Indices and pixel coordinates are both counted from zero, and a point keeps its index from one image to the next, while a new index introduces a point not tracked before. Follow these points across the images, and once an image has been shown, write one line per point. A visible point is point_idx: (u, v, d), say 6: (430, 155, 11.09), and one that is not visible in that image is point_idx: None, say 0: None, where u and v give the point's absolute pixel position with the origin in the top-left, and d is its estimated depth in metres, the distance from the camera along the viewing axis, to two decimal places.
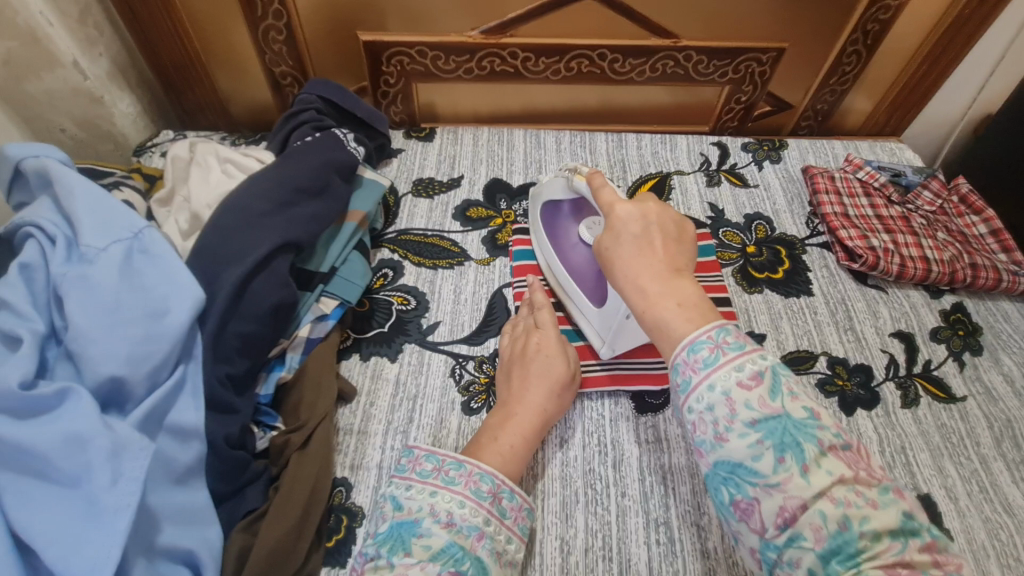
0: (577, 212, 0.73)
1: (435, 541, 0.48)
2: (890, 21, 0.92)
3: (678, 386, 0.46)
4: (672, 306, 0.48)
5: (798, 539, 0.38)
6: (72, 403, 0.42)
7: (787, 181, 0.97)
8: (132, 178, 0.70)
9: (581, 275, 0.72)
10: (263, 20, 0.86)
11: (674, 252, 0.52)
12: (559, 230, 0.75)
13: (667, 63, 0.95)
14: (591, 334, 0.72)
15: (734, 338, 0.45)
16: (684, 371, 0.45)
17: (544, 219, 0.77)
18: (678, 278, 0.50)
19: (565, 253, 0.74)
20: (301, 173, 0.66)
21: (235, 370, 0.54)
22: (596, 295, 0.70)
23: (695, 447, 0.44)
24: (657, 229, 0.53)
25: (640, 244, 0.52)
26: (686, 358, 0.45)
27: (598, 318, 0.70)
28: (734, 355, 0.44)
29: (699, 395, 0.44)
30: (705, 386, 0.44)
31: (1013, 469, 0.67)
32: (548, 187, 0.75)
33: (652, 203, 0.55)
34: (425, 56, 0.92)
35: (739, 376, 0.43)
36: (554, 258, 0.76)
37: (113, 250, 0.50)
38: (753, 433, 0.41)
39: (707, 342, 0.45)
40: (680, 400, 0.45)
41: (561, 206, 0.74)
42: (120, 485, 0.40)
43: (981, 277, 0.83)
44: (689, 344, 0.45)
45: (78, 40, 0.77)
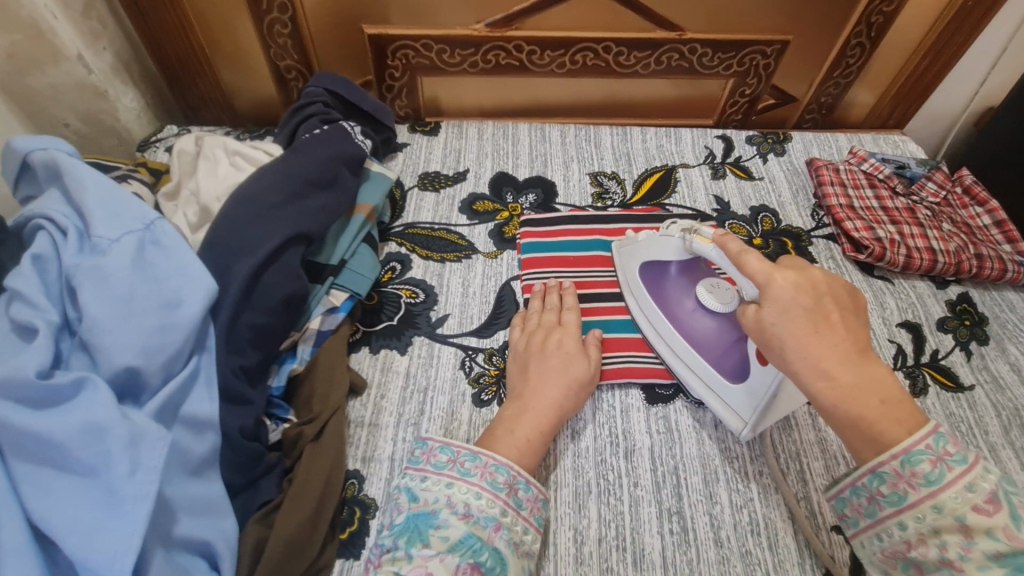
0: (688, 274, 0.69)
1: (452, 533, 0.49)
2: (893, 14, 0.92)
3: (884, 496, 0.46)
4: (875, 403, 0.46)
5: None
6: (88, 393, 0.42)
7: (792, 174, 0.97)
8: (138, 171, 0.70)
9: (706, 345, 0.66)
10: (268, 14, 0.86)
11: (853, 325, 0.49)
12: (669, 295, 0.70)
13: (672, 56, 0.95)
14: (725, 413, 0.64)
15: (954, 449, 0.44)
16: (896, 483, 0.45)
17: (647, 283, 0.72)
18: (869, 362, 0.47)
19: (680, 320, 0.68)
20: (310, 166, 0.66)
21: (247, 362, 0.54)
22: (729, 368, 0.64)
23: (908, 562, 0.45)
24: (830, 300, 0.49)
25: (814, 320, 0.48)
26: (898, 469, 0.44)
27: (735, 394, 0.63)
28: (962, 472, 0.43)
29: (920, 513, 0.44)
30: (928, 503, 0.43)
31: (1022, 457, 0.67)
32: (652, 250, 0.71)
33: (816, 271, 0.51)
34: (431, 49, 0.91)
35: (972, 499, 0.42)
36: (665, 326, 0.70)
37: (125, 241, 0.49)
38: (996, 567, 0.40)
39: (926, 453, 0.44)
40: (887, 513, 0.45)
41: (668, 268, 0.70)
42: (138, 475, 0.40)
43: (987, 267, 0.83)
44: (903, 453, 0.44)
45: (83, 34, 0.77)
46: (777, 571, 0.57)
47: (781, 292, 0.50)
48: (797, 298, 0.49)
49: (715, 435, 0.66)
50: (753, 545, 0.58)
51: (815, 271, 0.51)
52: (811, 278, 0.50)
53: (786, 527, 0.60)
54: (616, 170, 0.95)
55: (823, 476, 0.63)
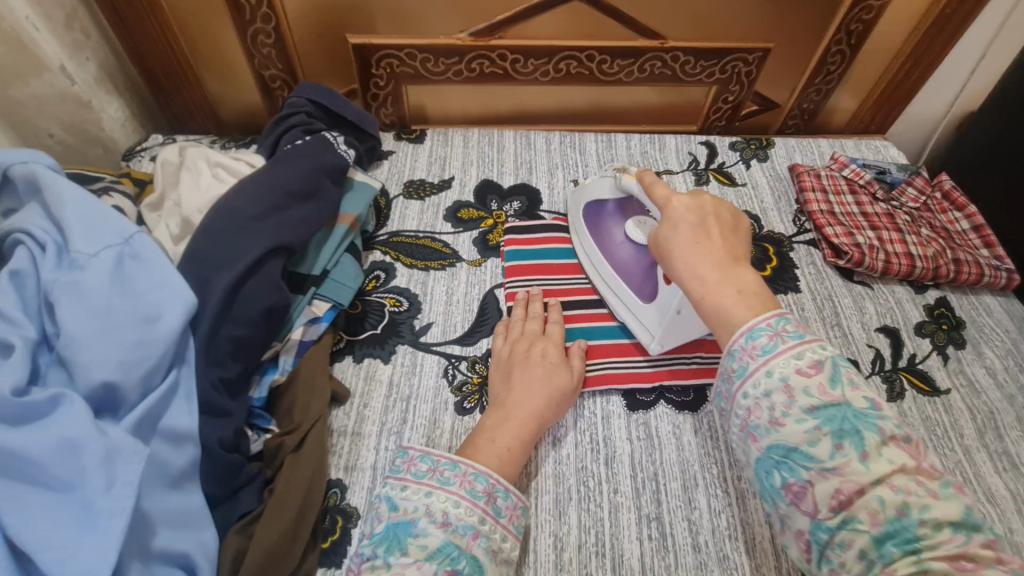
0: (621, 212, 0.76)
1: (430, 541, 0.49)
2: (872, 21, 0.93)
3: (734, 371, 0.48)
4: (732, 293, 0.52)
5: (853, 522, 0.40)
6: (65, 409, 0.42)
7: (774, 180, 0.98)
8: (121, 183, 0.70)
9: (627, 271, 0.74)
10: (252, 23, 0.86)
11: (731, 242, 0.57)
12: (602, 229, 0.77)
13: (655, 64, 0.96)
14: (637, 330, 0.73)
15: (792, 328, 0.48)
16: (741, 357, 0.48)
17: (586, 220, 0.80)
18: (737, 267, 0.54)
19: (610, 252, 0.76)
20: (292, 177, 0.66)
21: (227, 374, 0.54)
22: (645, 290, 0.72)
23: (748, 433, 0.46)
24: (713, 220, 0.58)
25: (697, 233, 0.57)
26: (744, 345, 0.48)
27: (646, 312, 0.71)
28: (794, 344, 0.47)
29: (757, 381, 0.46)
30: (764, 371, 0.46)
31: (996, 460, 0.68)
32: (592, 188, 0.78)
33: (708, 197, 0.59)
34: (415, 59, 0.92)
35: (799, 364, 0.46)
36: (598, 256, 0.78)
37: (104, 255, 0.50)
38: (811, 419, 0.43)
39: (765, 330, 0.48)
40: (735, 386, 0.48)
41: (605, 206, 0.77)
42: (114, 490, 0.41)
43: (965, 272, 0.84)
44: (748, 330, 0.49)
45: (65, 44, 0.77)
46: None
47: (676, 212, 0.59)
48: (685, 214, 0.58)
49: (694, 441, 0.67)
50: (731, 550, 0.59)
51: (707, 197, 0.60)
52: (702, 202, 0.59)
53: (765, 532, 0.61)
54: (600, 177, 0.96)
55: None
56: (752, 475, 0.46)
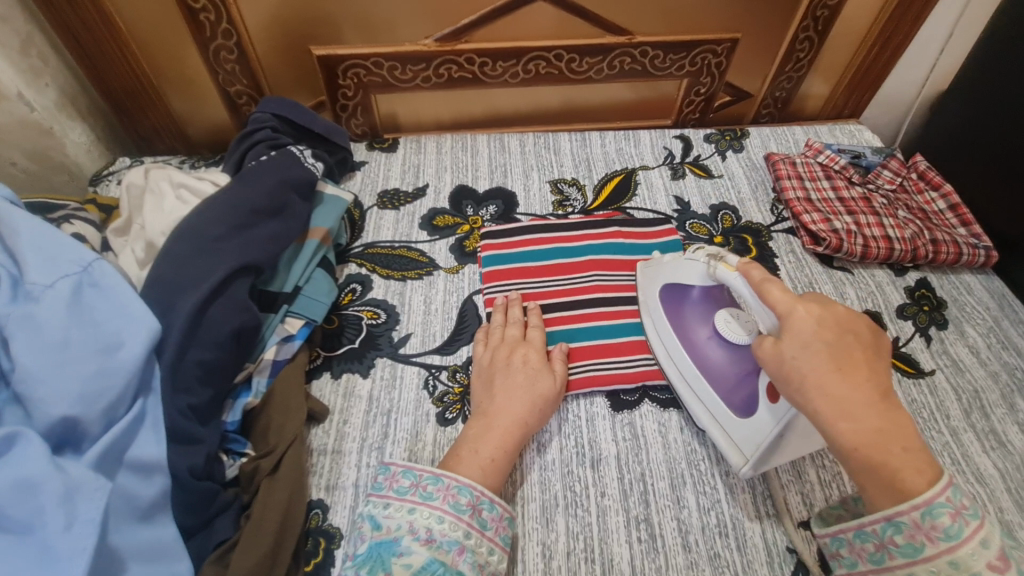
0: (708, 303, 0.68)
1: (415, 559, 0.49)
2: (838, 7, 0.93)
3: (897, 545, 0.46)
4: (898, 450, 0.46)
5: None
6: (22, 448, 0.41)
7: (750, 170, 0.98)
8: (85, 210, 0.68)
9: (717, 373, 0.64)
10: (213, 40, 0.85)
11: (875, 366, 0.50)
12: (688, 318, 0.68)
13: (624, 60, 0.95)
14: (726, 445, 0.62)
15: (969, 502, 0.44)
16: (913, 534, 0.45)
17: (667, 304, 0.71)
18: (889, 406, 0.48)
19: (693, 347, 0.67)
20: (257, 194, 0.65)
21: (197, 400, 0.53)
22: (737, 400, 0.62)
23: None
24: (853, 339, 0.51)
25: (837, 357, 0.49)
26: (918, 521, 0.44)
27: (739, 427, 0.61)
28: (977, 527, 0.43)
29: (935, 566, 0.44)
30: (945, 558, 0.43)
31: (983, 440, 0.68)
32: (679, 270, 0.69)
33: (839, 307, 0.53)
34: (382, 68, 0.91)
35: (987, 556, 0.43)
36: (675, 347, 0.69)
37: (59, 286, 0.48)
38: None
39: (946, 507, 0.44)
40: (898, 561, 0.46)
41: (689, 294, 0.69)
42: (74, 529, 0.40)
43: (943, 252, 0.84)
44: (925, 505, 0.44)
45: (22, 71, 0.75)
46: (746, 572, 0.57)
47: (803, 326, 0.51)
48: (818, 330, 0.51)
49: (680, 438, 0.66)
50: (721, 548, 0.59)
51: (837, 308, 0.53)
52: (834, 312, 0.52)
53: (753, 526, 0.60)
54: (576, 176, 0.95)
55: (789, 472, 0.64)
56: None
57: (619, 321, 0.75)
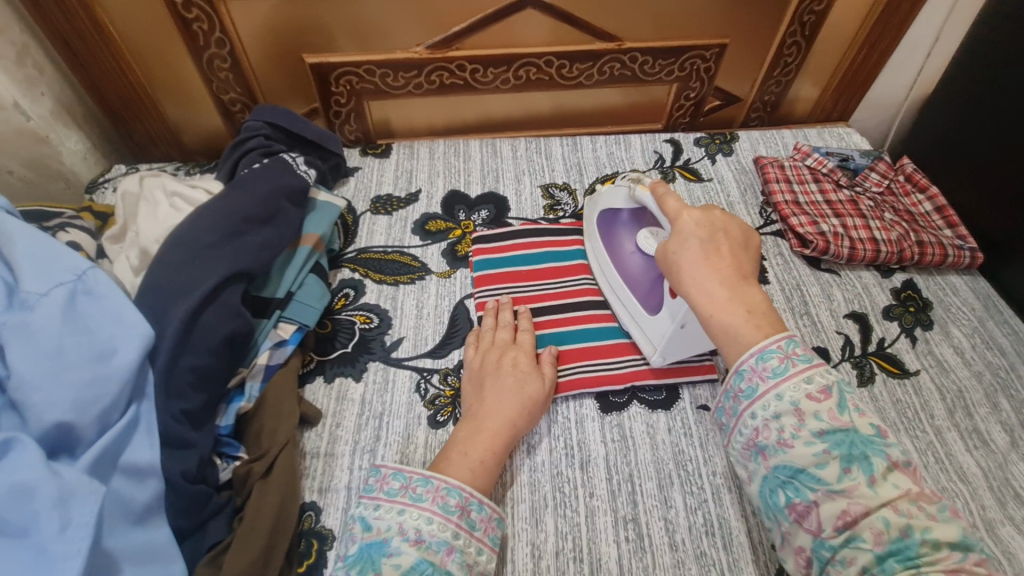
0: (635, 222, 0.75)
1: (404, 560, 0.49)
2: (824, 12, 0.95)
3: (742, 391, 0.51)
4: (742, 313, 0.53)
5: (856, 540, 0.42)
6: (17, 453, 0.42)
7: (739, 173, 0.99)
8: (81, 218, 0.69)
9: (635, 281, 0.73)
10: (206, 49, 0.86)
11: (740, 258, 0.57)
12: (615, 236, 0.76)
13: (614, 66, 0.97)
14: (642, 342, 0.72)
15: (801, 351, 0.50)
16: (751, 378, 0.50)
17: (601, 227, 0.79)
18: (745, 285, 0.55)
19: (619, 260, 0.75)
20: (249, 202, 0.66)
21: (190, 405, 0.54)
22: (651, 302, 0.71)
23: (756, 452, 0.49)
24: (723, 236, 0.58)
25: (706, 249, 0.57)
26: (754, 365, 0.50)
27: (650, 324, 0.71)
28: (803, 368, 0.49)
29: (766, 402, 0.49)
30: (773, 393, 0.49)
31: (967, 439, 0.69)
32: (609, 195, 0.77)
33: (719, 212, 0.60)
34: (374, 74, 0.92)
35: (808, 388, 0.48)
36: (606, 263, 0.77)
37: (55, 294, 0.49)
38: (819, 442, 0.46)
39: (775, 351, 0.50)
40: (743, 406, 0.51)
41: (619, 215, 0.76)
42: (68, 532, 0.40)
43: (928, 253, 0.85)
44: (759, 352, 0.51)
45: (18, 81, 0.76)
46: (731, 570, 0.58)
47: (685, 226, 0.59)
48: (695, 230, 0.59)
49: (668, 439, 0.67)
50: (708, 546, 0.60)
51: (718, 213, 0.60)
52: (714, 216, 0.60)
53: (740, 526, 0.61)
54: (567, 180, 0.96)
55: None
56: (756, 490, 0.50)
57: (608, 325, 0.76)
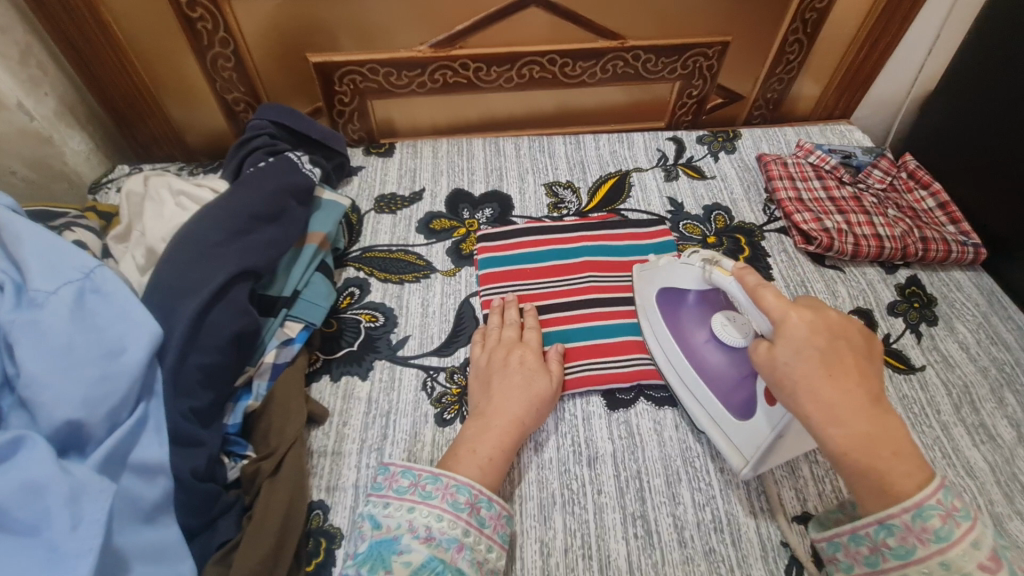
0: (705, 307, 0.69)
1: (414, 557, 0.50)
2: (825, 9, 0.95)
3: (889, 546, 0.46)
4: (886, 454, 0.47)
5: None
6: (28, 451, 0.42)
7: (743, 171, 0.99)
8: (86, 217, 0.69)
9: (715, 377, 0.65)
10: (211, 48, 0.87)
11: (864, 370, 0.51)
12: (683, 322, 0.70)
13: (617, 64, 0.97)
14: (727, 449, 0.63)
15: (959, 504, 0.45)
16: (906, 536, 0.45)
17: (663, 308, 0.72)
18: (880, 410, 0.49)
19: (692, 350, 0.68)
20: (254, 200, 0.66)
21: (198, 403, 0.54)
22: (736, 402, 0.63)
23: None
24: (843, 345, 0.52)
25: (829, 364, 0.50)
26: (909, 523, 0.45)
27: (738, 429, 0.62)
28: (967, 529, 0.44)
29: (928, 567, 0.44)
30: (936, 559, 0.44)
31: (973, 434, 0.69)
32: (671, 275, 0.71)
33: (831, 313, 0.54)
34: (377, 73, 0.92)
35: (977, 556, 0.43)
36: (673, 350, 0.70)
37: (62, 293, 0.49)
38: None
39: (936, 508, 0.45)
40: (892, 563, 0.46)
41: (685, 298, 0.70)
42: (80, 529, 0.40)
43: (933, 249, 0.85)
44: (915, 507, 0.45)
45: (22, 81, 0.76)
46: (741, 566, 0.58)
47: (795, 331, 0.52)
48: (810, 337, 0.52)
49: (675, 436, 0.67)
50: (716, 542, 0.60)
51: (830, 314, 0.54)
52: (826, 319, 0.53)
53: (749, 522, 0.61)
54: (571, 179, 0.96)
55: (783, 468, 0.65)
56: None
57: (613, 322, 0.76)
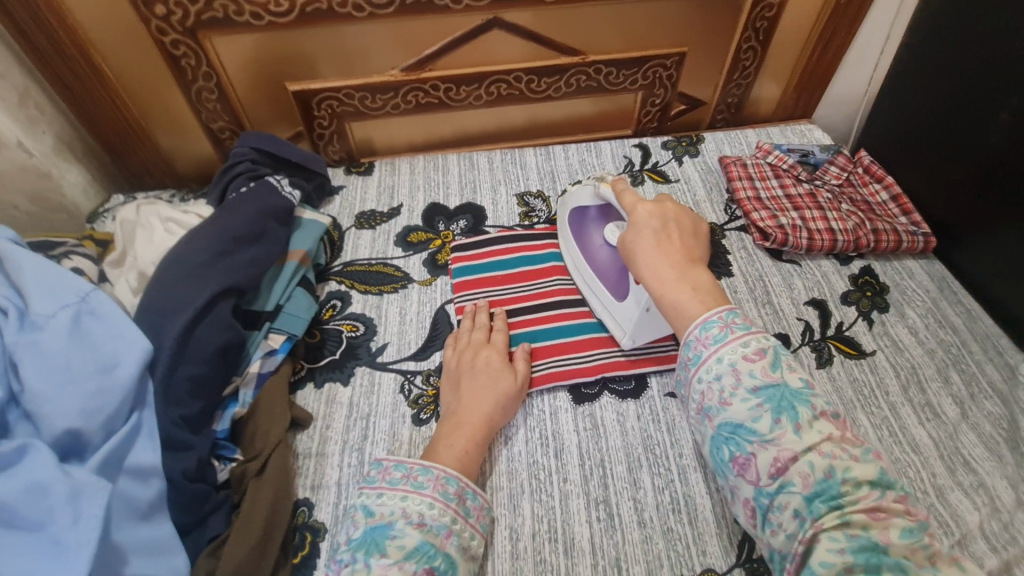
0: (603, 218, 0.80)
1: (408, 541, 0.53)
2: (775, 18, 1.01)
3: (690, 360, 0.55)
4: (688, 291, 0.59)
5: (788, 485, 0.46)
6: (32, 457, 0.47)
7: (705, 173, 1.04)
8: (83, 246, 0.74)
9: (605, 273, 0.78)
10: (195, 82, 0.93)
11: (689, 242, 0.63)
12: (584, 231, 0.81)
13: (580, 78, 1.03)
14: (613, 327, 0.78)
15: (740, 321, 0.55)
16: (697, 347, 0.55)
17: (571, 223, 0.84)
18: (693, 268, 0.61)
19: (589, 253, 0.80)
20: (237, 223, 0.71)
21: (188, 411, 0.59)
22: (618, 290, 0.76)
23: (704, 414, 0.53)
24: (673, 224, 0.65)
25: (659, 237, 0.63)
26: (699, 335, 0.55)
27: (618, 309, 0.76)
28: (741, 334, 0.54)
29: (709, 367, 0.53)
30: (715, 358, 0.53)
31: (920, 412, 0.73)
32: (576, 195, 0.83)
33: (669, 204, 0.66)
34: (353, 98, 0.98)
35: (744, 351, 0.52)
36: (577, 257, 0.83)
37: (61, 315, 0.54)
38: (753, 398, 0.50)
39: (717, 322, 0.55)
40: (692, 372, 0.54)
41: (588, 212, 0.81)
42: (80, 524, 0.45)
43: (884, 239, 0.90)
44: (703, 322, 0.55)
45: (20, 121, 0.82)
46: (697, 544, 0.63)
47: (641, 217, 0.65)
48: (649, 220, 0.65)
49: (637, 426, 0.72)
50: (674, 522, 0.64)
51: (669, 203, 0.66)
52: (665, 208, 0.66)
53: (705, 503, 0.65)
54: (541, 188, 1.01)
55: None
56: (706, 451, 0.53)
57: (579, 321, 0.81)
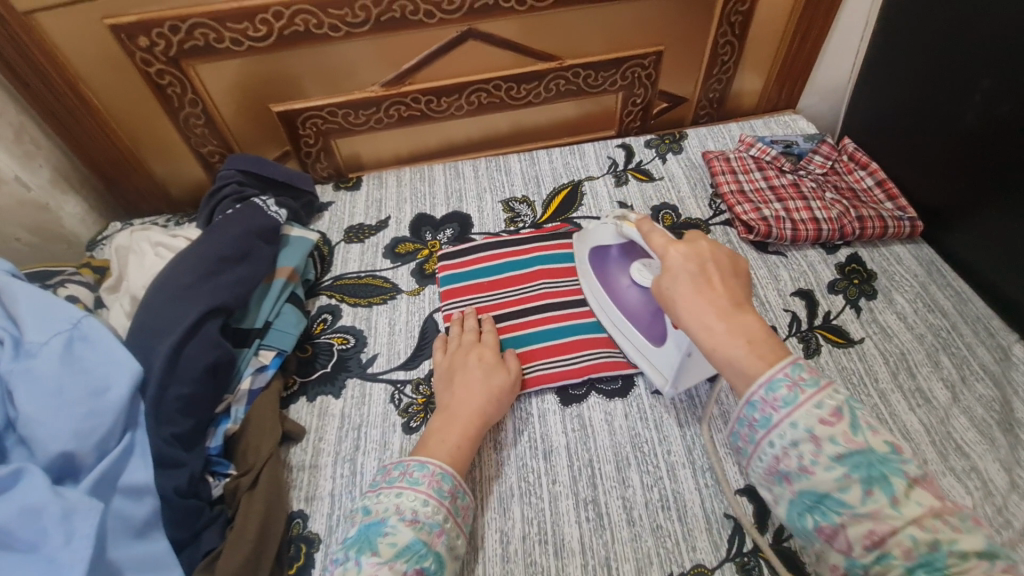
0: (626, 258, 0.78)
1: (399, 539, 0.53)
2: (750, 11, 1.01)
3: (756, 421, 0.48)
4: (741, 344, 0.51)
5: (887, 558, 0.41)
6: (27, 480, 0.49)
7: (689, 169, 1.04)
8: (80, 274, 0.77)
9: (638, 316, 0.75)
10: (182, 109, 0.95)
11: (731, 284, 0.56)
12: (609, 273, 0.79)
13: (559, 83, 1.05)
14: (653, 372, 0.73)
15: (808, 374, 0.48)
16: (764, 408, 0.48)
17: (594, 265, 0.82)
18: (741, 313, 0.53)
19: (618, 296, 0.78)
20: (223, 244, 0.73)
21: (180, 430, 0.60)
22: (654, 334, 0.72)
23: (779, 477, 0.47)
24: (712, 265, 0.57)
25: (697, 283, 0.55)
26: (765, 396, 0.48)
27: (657, 354, 0.72)
28: (812, 393, 0.46)
29: (782, 432, 0.46)
30: (788, 422, 0.46)
31: (910, 398, 0.73)
32: (597, 235, 0.81)
33: (703, 241, 0.58)
34: (336, 115, 1.00)
35: (820, 414, 0.45)
36: (605, 299, 0.80)
37: (53, 342, 0.56)
38: (839, 467, 0.43)
39: (783, 380, 0.47)
40: (760, 437, 0.48)
41: (610, 252, 0.79)
42: (73, 543, 0.47)
43: (869, 226, 0.90)
44: (767, 381, 0.48)
45: (17, 156, 0.85)
46: (687, 541, 0.63)
47: (674, 262, 0.58)
48: (684, 264, 0.57)
49: (625, 424, 0.72)
50: (663, 519, 0.64)
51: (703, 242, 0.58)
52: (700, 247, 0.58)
53: (694, 499, 0.66)
54: (526, 193, 1.02)
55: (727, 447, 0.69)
56: (782, 514, 0.47)
57: (565, 323, 0.82)
